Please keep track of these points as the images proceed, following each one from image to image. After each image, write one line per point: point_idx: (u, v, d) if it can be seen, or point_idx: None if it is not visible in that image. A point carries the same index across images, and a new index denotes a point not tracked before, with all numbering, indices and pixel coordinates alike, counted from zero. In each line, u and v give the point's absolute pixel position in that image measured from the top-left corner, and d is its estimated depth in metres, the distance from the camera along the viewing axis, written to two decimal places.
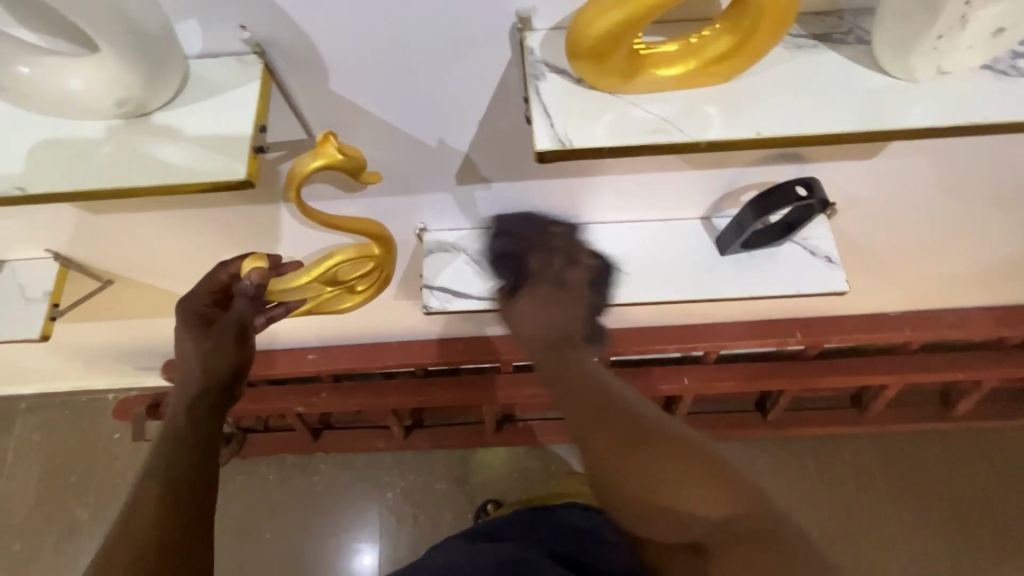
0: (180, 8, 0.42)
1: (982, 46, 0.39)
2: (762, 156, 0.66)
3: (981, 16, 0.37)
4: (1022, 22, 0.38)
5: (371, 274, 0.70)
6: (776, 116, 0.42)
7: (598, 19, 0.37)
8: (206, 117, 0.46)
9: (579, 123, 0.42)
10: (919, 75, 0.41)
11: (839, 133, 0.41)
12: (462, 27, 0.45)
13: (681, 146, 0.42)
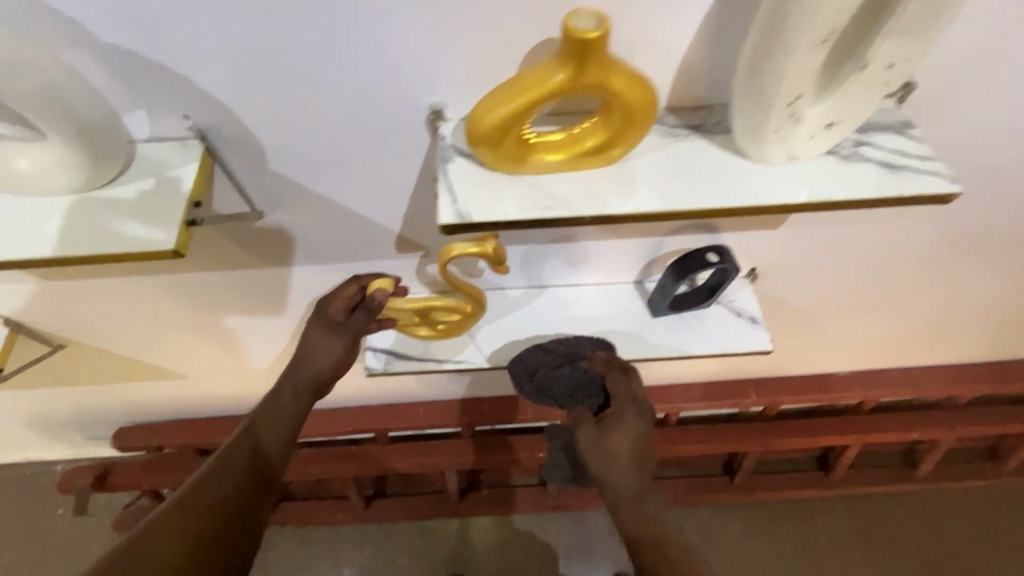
0: (128, 100, 0.48)
1: (820, 137, 0.46)
2: (678, 226, 0.73)
3: (809, 113, 0.44)
4: (848, 119, 0.45)
5: (445, 323, 0.76)
6: (655, 194, 0.48)
7: (490, 112, 0.43)
8: (145, 194, 0.50)
9: (479, 201, 0.47)
10: (774, 159, 0.48)
11: (707, 208, 0.47)
12: (386, 117, 0.52)
13: (568, 220, 0.47)
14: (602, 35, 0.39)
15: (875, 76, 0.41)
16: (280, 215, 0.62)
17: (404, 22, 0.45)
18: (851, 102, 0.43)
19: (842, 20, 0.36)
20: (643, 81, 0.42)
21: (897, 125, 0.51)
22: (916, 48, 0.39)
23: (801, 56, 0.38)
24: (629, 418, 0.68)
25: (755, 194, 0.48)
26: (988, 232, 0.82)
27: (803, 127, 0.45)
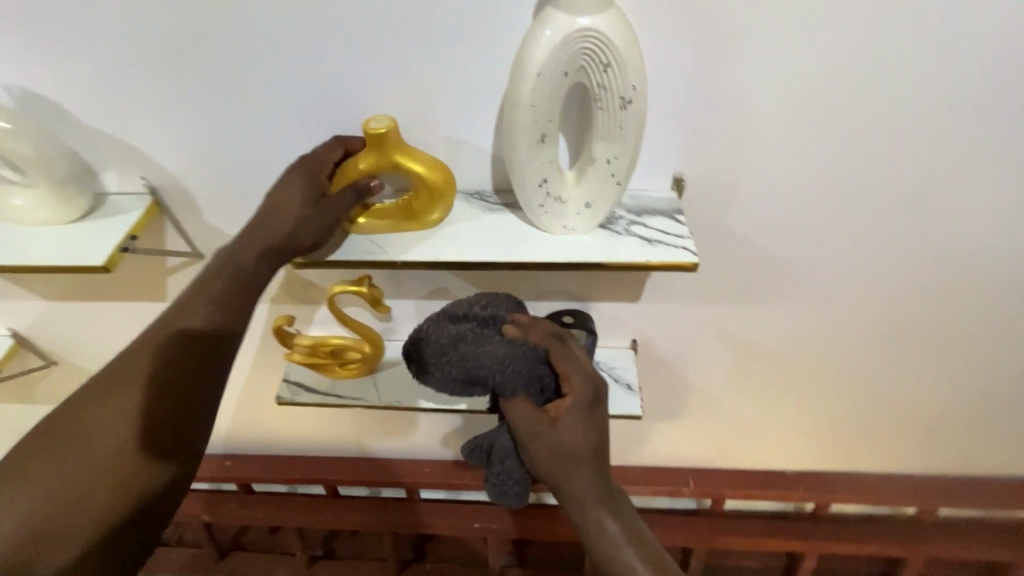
0: (103, 163, 0.68)
1: (585, 214, 0.60)
2: (547, 292, 0.85)
3: (566, 194, 0.58)
4: (601, 202, 0.58)
5: (351, 361, 0.89)
6: (458, 247, 0.62)
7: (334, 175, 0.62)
8: (98, 228, 0.68)
9: (324, 245, 0.64)
10: (554, 229, 0.61)
11: (492, 260, 0.60)
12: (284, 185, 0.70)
13: (382, 263, 0.62)
14: (387, 131, 0.57)
15: (603, 171, 0.55)
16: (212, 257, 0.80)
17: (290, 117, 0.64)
18: (596, 189, 0.57)
19: (550, 131, 0.51)
20: (435, 165, 0.60)
21: (668, 211, 0.64)
22: (625, 153, 0.53)
23: (530, 154, 0.53)
24: (569, 404, 0.66)
25: (537, 253, 0.61)
26: (854, 321, 0.87)
27: (566, 205, 0.59)
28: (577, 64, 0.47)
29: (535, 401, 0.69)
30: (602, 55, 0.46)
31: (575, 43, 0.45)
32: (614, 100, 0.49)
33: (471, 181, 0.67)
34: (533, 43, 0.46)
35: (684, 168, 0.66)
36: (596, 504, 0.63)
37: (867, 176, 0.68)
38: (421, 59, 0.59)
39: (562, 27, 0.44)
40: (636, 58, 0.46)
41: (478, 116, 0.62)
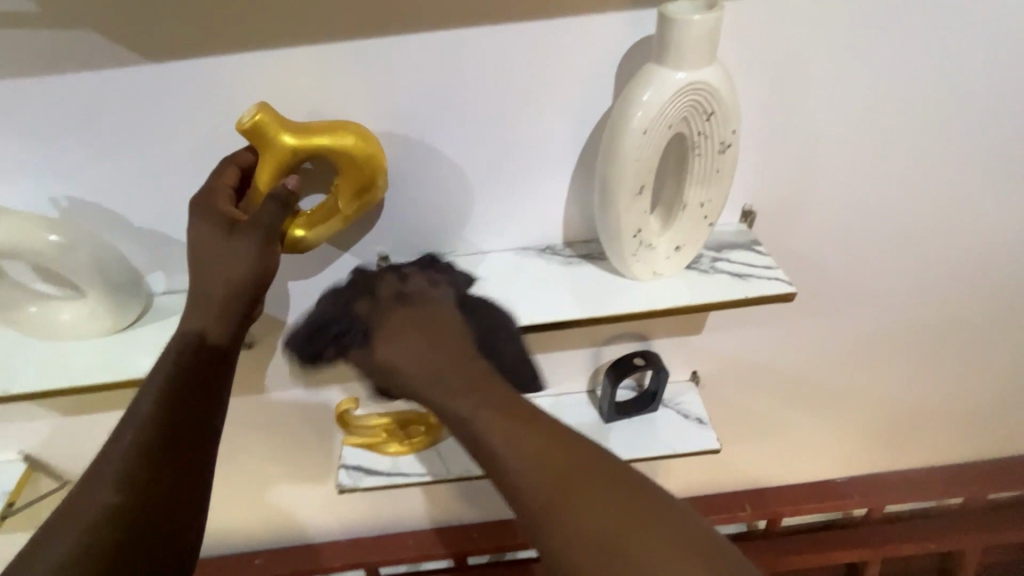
0: (151, 263, 0.63)
1: (675, 257, 0.59)
2: (611, 336, 0.83)
3: (657, 241, 0.58)
4: (692, 244, 0.58)
5: (415, 436, 0.84)
6: (548, 308, 0.61)
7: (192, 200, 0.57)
8: (154, 333, 0.63)
9: None
10: (642, 276, 0.60)
11: (588, 316, 0.59)
12: (348, 261, 0.67)
13: None
14: (263, 118, 0.52)
15: (696, 213, 0.55)
16: (262, 342, 0.75)
17: None
18: (686, 232, 0.57)
19: (648, 180, 0.51)
20: (348, 130, 0.55)
21: (746, 244, 0.64)
22: (718, 193, 0.53)
23: (628, 206, 0.52)
24: (417, 318, 0.52)
25: (630, 303, 0.60)
26: (906, 325, 0.89)
27: (656, 251, 0.58)
28: (681, 114, 0.47)
29: (389, 320, 0.52)
30: (707, 104, 0.46)
31: (682, 95, 0.45)
32: (713, 145, 0.49)
33: (544, 236, 0.66)
34: (640, 99, 0.45)
35: (751, 200, 0.67)
36: (497, 438, 0.45)
37: (920, 189, 0.71)
38: (496, 122, 0.58)
39: (671, 81, 0.44)
40: (734, 103, 0.47)
41: (553, 170, 0.61)
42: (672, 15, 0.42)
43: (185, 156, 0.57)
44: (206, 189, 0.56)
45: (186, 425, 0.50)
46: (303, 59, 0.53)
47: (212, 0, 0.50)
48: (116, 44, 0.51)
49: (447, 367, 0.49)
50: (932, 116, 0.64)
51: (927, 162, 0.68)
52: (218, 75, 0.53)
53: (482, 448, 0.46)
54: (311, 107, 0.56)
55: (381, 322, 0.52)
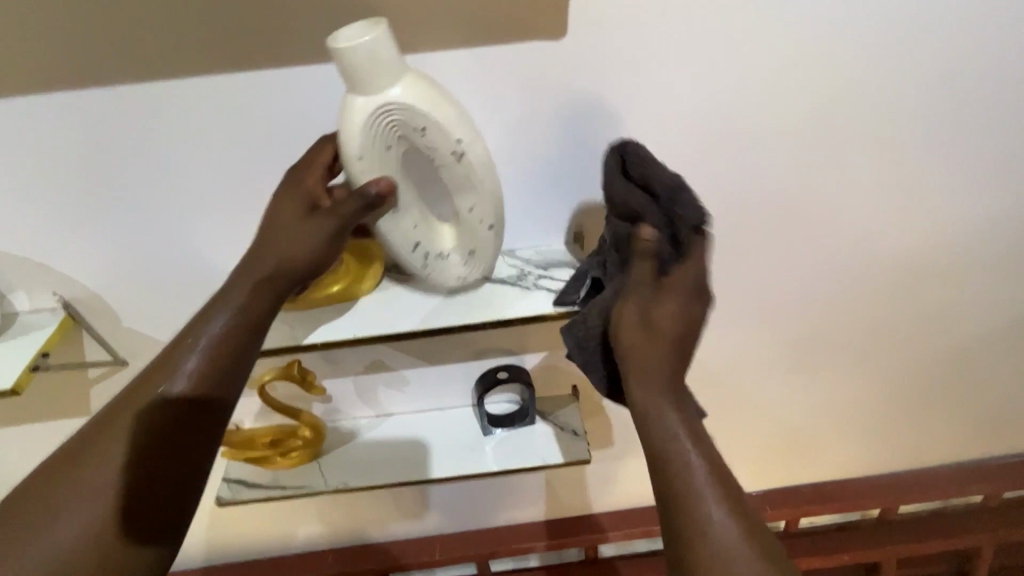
0: (10, 282, 0.67)
1: (471, 262, 0.63)
2: (480, 349, 0.87)
3: (445, 249, 0.62)
4: (483, 249, 0.62)
5: (294, 449, 0.86)
6: (374, 322, 0.65)
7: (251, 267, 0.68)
8: (9, 348, 0.66)
9: None
10: (449, 282, 0.64)
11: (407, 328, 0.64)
12: (203, 280, 0.71)
13: (302, 344, 0.65)
14: None
15: (471, 219, 0.60)
16: (138, 363, 0.76)
17: (203, 216, 0.66)
18: (471, 237, 0.61)
19: (396, 198, 0.57)
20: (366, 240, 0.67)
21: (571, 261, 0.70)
22: (482, 195, 0.58)
23: (388, 221, 0.58)
24: (696, 309, 0.56)
25: (453, 314, 0.64)
26: (779, 340, 0.92)
27: (450, 259, 0.63)
28: (393, 132, 0.54)
29: (664, 295, 0.55)
30: (410, 115, 0.53)
31: (380, 113, 0.52)
32: (445, 153, 0.55)
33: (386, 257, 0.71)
34: (345, 126, 0.53)
35: (580, 224, 0.72)
36: (680, 437, 0.51)
37: (752, 209, 0.75)
38: None
39: (365, 105, 0.52)
40: (449, 113, 0.53)
41: None
42: (340, 40, 0.49)
43: (38, 182, 0.62)
44: (300, 163, 0.59)
45: (171, 424, 0.52)
46: (136, 92, 0.59)
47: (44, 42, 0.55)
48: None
49: (678, 350, 0.54)
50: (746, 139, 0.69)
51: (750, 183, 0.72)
52: (57, 109, 0.59)
53: (654, 436, 0.51)
54: (151, 137, 0.61)
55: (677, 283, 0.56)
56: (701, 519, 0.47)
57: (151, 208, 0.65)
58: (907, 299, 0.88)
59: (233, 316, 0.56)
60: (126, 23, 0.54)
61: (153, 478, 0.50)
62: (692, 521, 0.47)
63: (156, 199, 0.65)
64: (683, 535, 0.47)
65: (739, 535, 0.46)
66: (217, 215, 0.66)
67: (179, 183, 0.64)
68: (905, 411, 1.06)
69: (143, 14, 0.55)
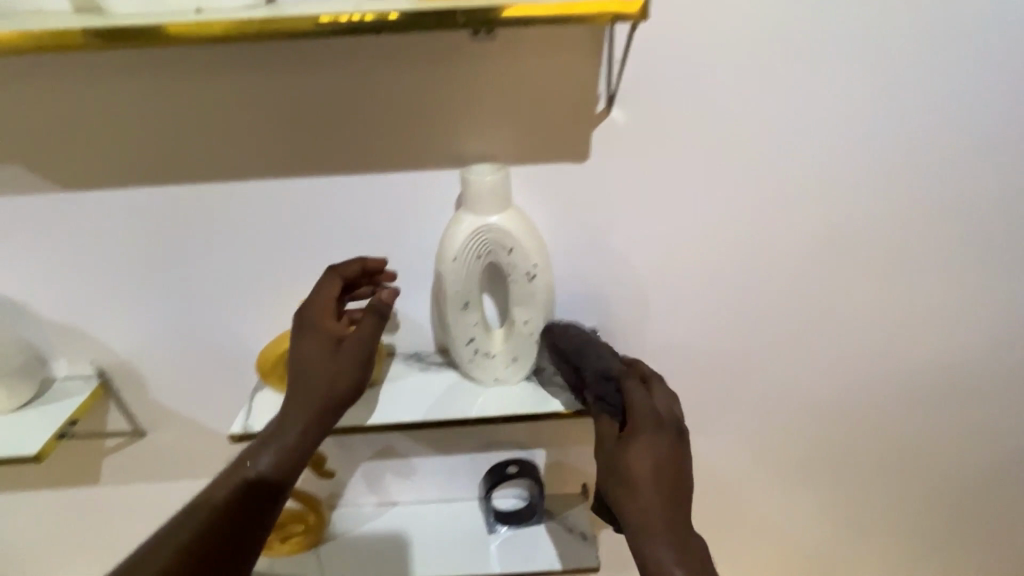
0: (54, 350, 0.72)
1: (513, 366, 0.67)
2: (491, 441, 0.86)
3: (494, 350, 0.66)
4: (526, 356, 0.66)
5: (296, 535, 0.85)
6: (396, 411, 0.67)
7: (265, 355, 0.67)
8: (41, 412, 0.69)
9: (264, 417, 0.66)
10: (486, 381, 0.68)
11: (427, 419, 0.65)
12: (230, 357, 0.73)
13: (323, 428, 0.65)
14: None
15: (521, 329, 0.64)
16: (157, 434, 0.78)
17: (240, 298, 0.70)
18: (518, 346, 0.65)
19: (471, 299, 0.62)
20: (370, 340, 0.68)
21: None
22: (538, 314, 0.62)
23: (455, 318, 0.63)
24: (662, 446, 0.54)
25: (473, 406, 0.67)
26: (811, 457, 0.85)
27: (494, 359, 0.66)
28: (486, 248, 0.58)
29: (658, 439, 0.55)
30: (505, 239, 0.57)
31: (482, 234, 0.57)
32: (521, 273, 0.59)
33: (409, 344, 0.74)
34: (450, 239, 0.58)
35: (596, 321, 0.73)
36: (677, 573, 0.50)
37: (777, 309, 0.73)
38: (355, 245, 0.67)
39: (471, 222, 0.57)
40: (534, 244, 0.58)
41: (410, 286, 0.69)
42: (471, 173, 0.56)
43: (91, 260, 0.67)
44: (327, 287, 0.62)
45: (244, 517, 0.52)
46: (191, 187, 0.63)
47: (112, 143, 0.60)
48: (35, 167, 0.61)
49: (680, 501, 0.54)
50: (768, 241, 0.69)
51: (772, 282, 0.72)
52: (117, 201, 0.64)
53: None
54: (199, 227, 0.65)
55: (636, 428, 0.55)
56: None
57: (191, 287, 0.69)
58: (949, 413, 0.83)
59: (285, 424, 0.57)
60: (191, 133, 0.60)
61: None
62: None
63: (196, 279, 0.68)
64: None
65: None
66: (251, 299, 0.70)
67: (220, 269, 0.68)
68: (956, 543, 0.95)
69: (203, 123, 0.60)
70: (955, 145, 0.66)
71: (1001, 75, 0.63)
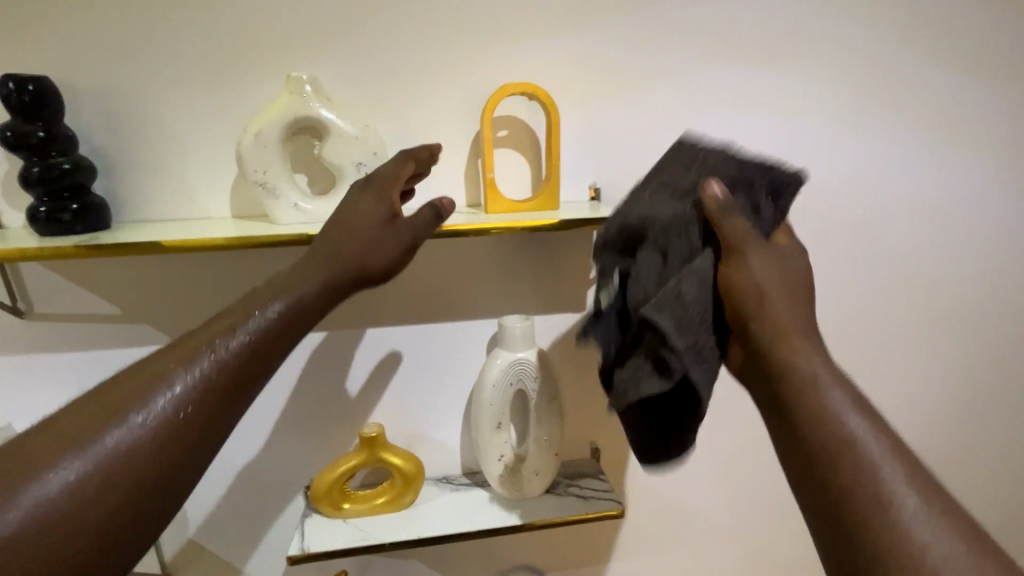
0: None
1: (535, 479, 0.79)
2: (506, 565, 0.92)
3: (520, 465, 0.79)
4: (546, 469, 0.79)
5: None
6: (435, 525, 0.76)
7: (320, 479, 0.76)
8: None
9: (318, 538, 0.74)
10: (512, 494, 0.80)
11: (465, 531, 0.75)
12: (278, 485, 0.82)
13: (371, 546, 0.73)
14: (376, 433, 0.76)
15: (542, 444, 0.78)
16: (194, 564, 0.83)
17: (299, 430, 0.81)
18: (540, 460, 0.79)
19: (503, 420, 0.76)
20: (413, 462, 0.78)
21: (593, 471, 0.86)
22: (555, 429, 0.78)
23: (491, 437, 0.76)
24: (790, 264, 0.49)
25: (503, 517, 0.77)
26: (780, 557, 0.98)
27: (520, 474, 0.79)
28: (516, 377, 0.75)
29: (778, 254, 0.49)
30: (531, 369, 0.75)
31: (515, 365, 0.75)
32: (543, 396, 0.76)
33: (440, 466, 0.85)
34: (490, 370, 0.75)
35: (598, 440, 0.87)
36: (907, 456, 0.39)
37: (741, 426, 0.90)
38: (403, 381, 0.82)
39: (507, 357, 0.75)
40: (553, 373, 0.76)
41: (445, 414, 0.84)
42: (507, 320, 0.75)
43: None
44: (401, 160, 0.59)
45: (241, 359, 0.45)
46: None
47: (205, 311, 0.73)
48: (146, 324, 0.73)
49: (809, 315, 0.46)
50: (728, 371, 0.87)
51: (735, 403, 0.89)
52: None
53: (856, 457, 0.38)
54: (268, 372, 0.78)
55: (745, 240, 0.48)
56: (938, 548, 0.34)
57: (255, 422, 0.79)
58: None
59: (299, 306, 0.50)
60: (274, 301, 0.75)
61: (84, 518, 0.35)
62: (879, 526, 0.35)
63: (262, 415, 0.79)
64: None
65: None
66: (307, 430, 0.81)
67: (281, 405, 0.80)
68: None
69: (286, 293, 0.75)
70: (876, 303, 0.84)
71: (902, 254, 0.83)
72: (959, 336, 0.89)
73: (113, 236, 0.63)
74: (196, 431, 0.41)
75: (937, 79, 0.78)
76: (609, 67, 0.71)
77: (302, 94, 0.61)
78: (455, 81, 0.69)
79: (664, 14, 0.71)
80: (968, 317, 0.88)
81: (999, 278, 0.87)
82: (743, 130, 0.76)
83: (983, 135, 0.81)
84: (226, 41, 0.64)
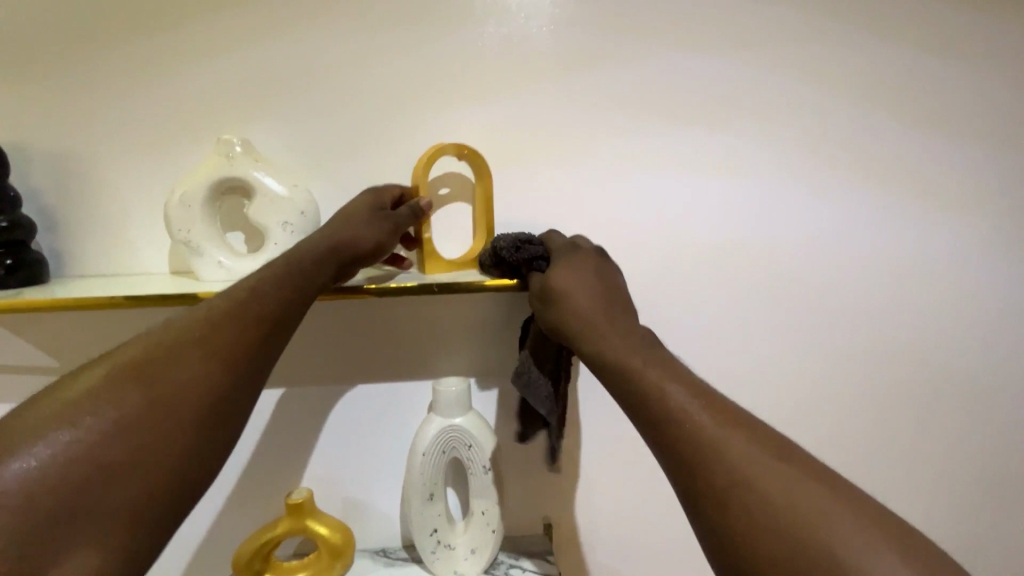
0: None
1: (472, 557, 0.73)
2: None
3: (455, 541, 0.73)
4: (484, 547, 0.73)
5: None
6: None
7: (240, 549, 0.71)
8: None
9: None
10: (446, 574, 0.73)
11: None
12: (207, 551, 0.78)
13: None
14: (302, 498, 0.72)
15: (479, 518, 0.73)
16: None
17: (231, 495, 0.77)
18: (477, 536, 0.73)
19: (434, 489, 0.72)
20: (342, 531, 0.74)
21: (542, 551, 0.78)
22: (492, 502, 0.72)
23: (421, 508, 0.72)
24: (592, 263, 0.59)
25: None
26: None
27: (455, 550, 0.73)
28: (450, 443, 0.71)
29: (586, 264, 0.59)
30: (465, 436, 0.71)
31: (447, 431, 0.71)
32: (478, 465, 0.71)
33: (378, 536, 0.80)
34: (422, 436, 0.71)
35: (550, 512, 0.81)
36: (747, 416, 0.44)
37: None
38: (339, 444, 0.78)
39: (439, 422, 0.71)
40: (489, 441, 0.72)
41: (384, 480, 0.79)
42: (441, 382, 0.72)
43: None
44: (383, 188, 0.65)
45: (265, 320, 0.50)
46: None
47: None
48: None
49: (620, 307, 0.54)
50: None
51: None
52: None
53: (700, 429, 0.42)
54: None
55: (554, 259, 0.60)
56: (792, 506, 0.38)
57: None
58: None
59: (319, 276, 0.56)
60: None
61: (115, 449, 0.39)
62: (724, 471, 0.40)
63: None
64: (739, 556, 0.38)
65: (885, 548, 0.35)
66: (239, 493, 0.78)
67: None
68: None
69: None
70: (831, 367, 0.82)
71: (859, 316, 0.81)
72: (930, 400, 0.85)
73: (42, 291, 0.63)
74: (154, 423, 0.41)
75: (885, 139, 0.77)
76: (546, 126, 0.71)
77: (230, 156, 0.62)
78: (392, 142, 0.70)
79: (601, 74, 0.71)
80: (934, 382, 0.85)
81: (964, 343, 0.84)
82: (687, 189, 0.75)
83: (937, 195, 0.79)
84: (170, 106, 0.66)
